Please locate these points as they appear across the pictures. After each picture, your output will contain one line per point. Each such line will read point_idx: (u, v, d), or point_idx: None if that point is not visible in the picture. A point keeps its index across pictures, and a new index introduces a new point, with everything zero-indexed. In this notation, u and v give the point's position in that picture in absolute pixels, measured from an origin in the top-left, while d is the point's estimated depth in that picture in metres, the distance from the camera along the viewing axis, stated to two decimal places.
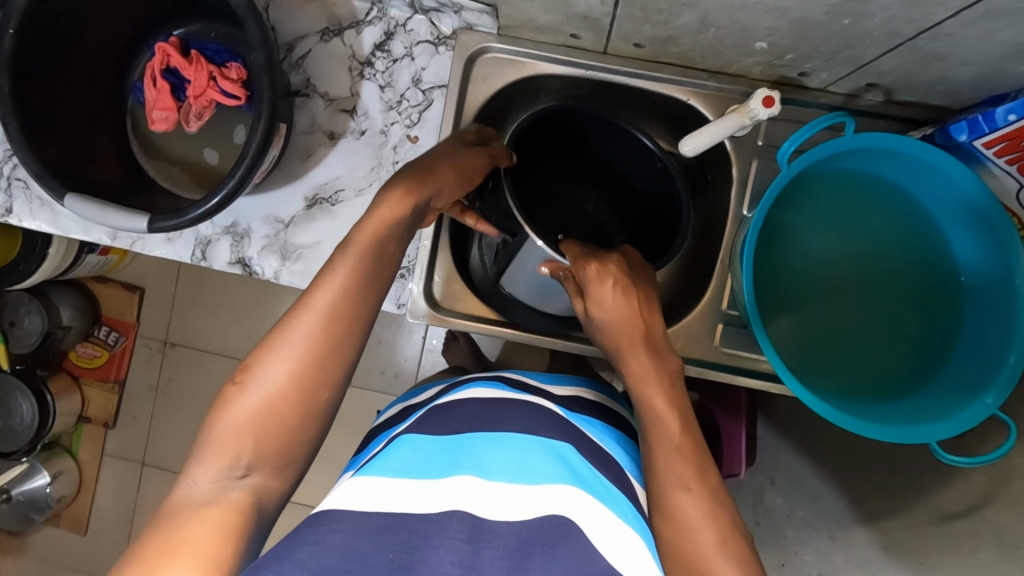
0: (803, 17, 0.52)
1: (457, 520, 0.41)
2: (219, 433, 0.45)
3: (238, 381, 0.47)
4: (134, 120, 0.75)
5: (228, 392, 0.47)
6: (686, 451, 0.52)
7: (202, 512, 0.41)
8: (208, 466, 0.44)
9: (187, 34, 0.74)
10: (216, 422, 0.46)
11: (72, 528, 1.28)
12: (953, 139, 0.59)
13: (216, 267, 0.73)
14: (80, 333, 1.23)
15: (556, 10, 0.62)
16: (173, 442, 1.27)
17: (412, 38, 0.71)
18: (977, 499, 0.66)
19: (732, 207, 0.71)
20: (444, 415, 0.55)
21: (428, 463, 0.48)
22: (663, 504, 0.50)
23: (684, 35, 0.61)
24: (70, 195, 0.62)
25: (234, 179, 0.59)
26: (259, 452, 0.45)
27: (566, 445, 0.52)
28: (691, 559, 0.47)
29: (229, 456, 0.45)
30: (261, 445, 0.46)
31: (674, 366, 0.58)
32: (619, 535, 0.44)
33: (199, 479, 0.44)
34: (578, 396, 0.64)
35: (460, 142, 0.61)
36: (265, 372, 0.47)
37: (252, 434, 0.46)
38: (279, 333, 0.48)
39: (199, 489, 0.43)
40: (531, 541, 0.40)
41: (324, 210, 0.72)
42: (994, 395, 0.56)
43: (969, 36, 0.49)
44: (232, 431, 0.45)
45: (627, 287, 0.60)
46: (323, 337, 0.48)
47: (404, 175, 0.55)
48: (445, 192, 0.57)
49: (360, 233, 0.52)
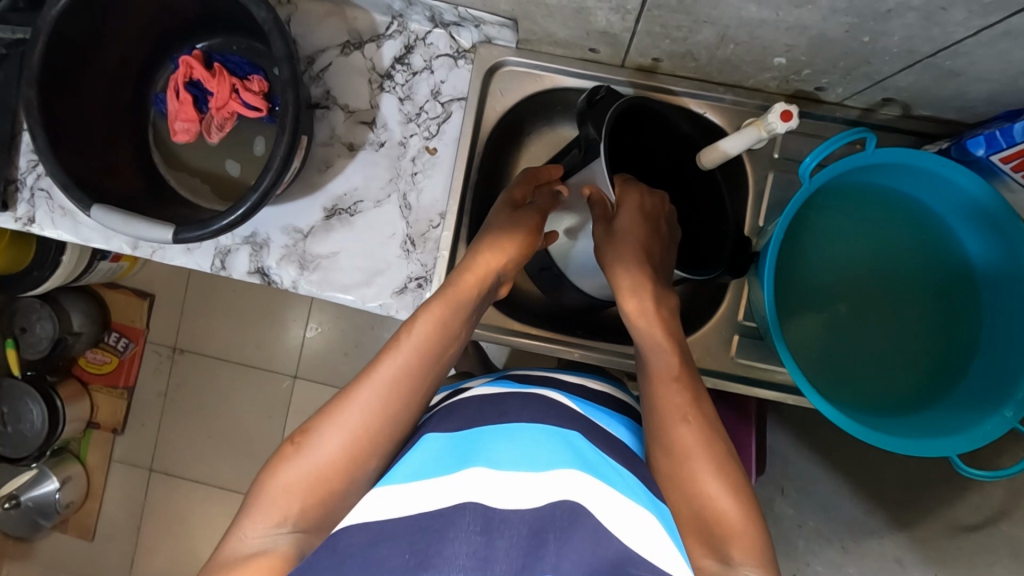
0: (822, 35, 0.53)
1: (468, 512, 0.42)
2: (270, 491, 0.47)
3: (294, 441, 0.49)
4: (157, 131, 0.76)
5: (284, 451, 0.49)
6: (682, 383, 0.56)
7: (250, 564, 0.43)
8: (257, 523, 0.45)
9: (210, 47, 0.75)
10: (269, 479, 0.48)
11: (79, 534, 1.28)
12: (970, 154, 0.60)
13: (235, 277, 0.74)
14: (90, 339, 1.24)
15: (576, 26, 0.62)
16: (181, 449, 1.27)
17: (432, 51, 0.72)
18: (991, 512, 0.67)
19: (748, 219, 0.72)
20: (448, 415, 0.55)
21: (443, 459, 0.48)
22: (664, 437, 0.52)
23: (702, 51, 0.61)
24: (94, 206, 0.63)
25: (258, 191, 0.59)
26: (308, 509, 0.47)
27: (573, 431, 0.51)
28: (691, 490, 0.49)
29: (278, 513, 0.46)
30: (311, 506, 0.47)
31: (672, 303, 0.64)
32: (630, 514, 0.44)
33: (246, 539, 0.45)
34: (585, 384, 0.65)
35: (512, 208, 0.66)
36: (321, 433, 0.49)
37: (299, 492, 0.47)
38: (337, 405, 0.51)
39: (248, 544, 0.45)
40: (543, 526, 0.42)
41: (342, 221, 0.73)
42: (1013, 409, 0.57)
43: (986, 55, 0.50)
44: (279, 491, 0.47)
45: (651, 217, 0.63)
46: (381, 413, 0.51)
47: (488, 248, 0.63)
48: (509, 263, 0.64)
49: (443, 291, 0.59)
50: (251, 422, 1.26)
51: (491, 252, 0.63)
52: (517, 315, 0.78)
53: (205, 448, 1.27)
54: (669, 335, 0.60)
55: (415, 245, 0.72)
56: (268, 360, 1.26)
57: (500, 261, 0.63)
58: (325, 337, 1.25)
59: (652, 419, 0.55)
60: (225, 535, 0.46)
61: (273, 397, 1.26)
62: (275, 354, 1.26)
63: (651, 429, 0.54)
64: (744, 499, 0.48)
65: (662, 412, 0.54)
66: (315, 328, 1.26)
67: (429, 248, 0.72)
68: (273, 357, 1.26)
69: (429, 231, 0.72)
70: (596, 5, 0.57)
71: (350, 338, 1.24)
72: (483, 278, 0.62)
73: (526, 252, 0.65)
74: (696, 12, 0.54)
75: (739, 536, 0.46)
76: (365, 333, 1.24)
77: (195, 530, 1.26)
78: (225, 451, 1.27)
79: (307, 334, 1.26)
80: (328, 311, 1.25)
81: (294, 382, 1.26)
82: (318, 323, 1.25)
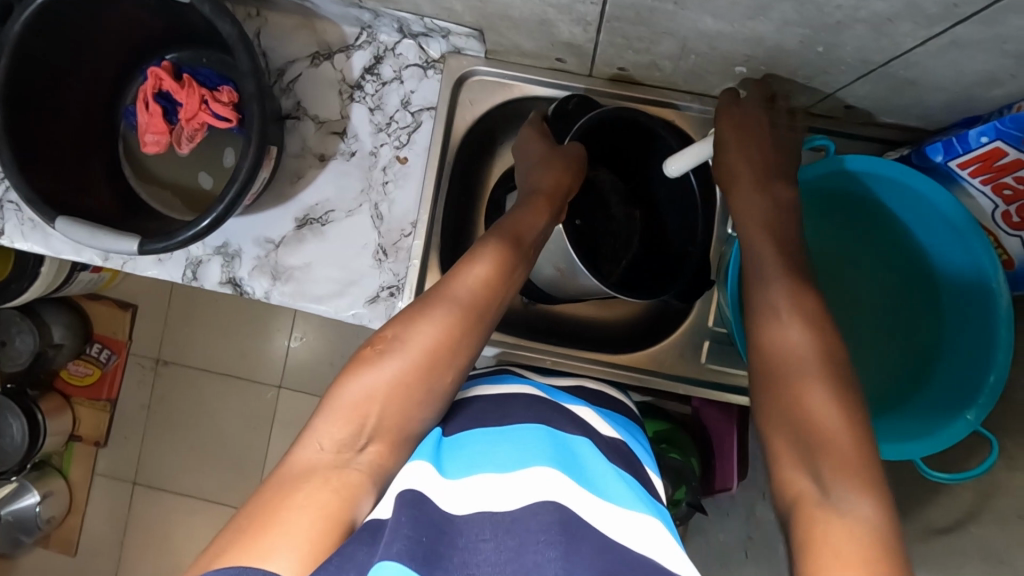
0: (778, 45, 0.54)
1: (479, 521, 0.41)
2: (349, 399, 0.48)
3: (375, 346, 0.51)
4: (127, 143, 0.76)
5: (366, 355, 0.51)
6: (815, 356, 0.49)
7: (322, 484, 0.43)
8: (335, 434, 0.47)
9: (180, 59, 0.75)
10: (346, 385, 0.49)
11: (61, 549, 1.26)
12: (929, 160, 0.62)
13: (208, 287, 0.74)
14: (71, 352, 1.23)
15: (541, 37, 0.63)
16: (164, 462, 1.26)
17: (401, 62, 0.72)
18: (961, 514, 0.68)
19: (717, 227, 0.74)
20: (453, 417, 0.55)
21: (449, 462, 0.48)
22: (788, 387, 0.49)
23: (665, 61, 0.62)
24: (60, 218, 0.63)
25: (224, 203, 0.59)
26: (382, 424, 0.48)
27: (570, 436, 0.51)
28: (804, 425, 0.47)
29: (353, 426, 0.47)
30: (388, 417, 0.48)
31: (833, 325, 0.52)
32: (628, 522, 0.43)
33: (324, 443, 0.46)
34: (580, 384, 0.65)
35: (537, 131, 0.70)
36: (398, 343, 0.51)
37: (378, 400, 0.48)
38: (420, 309, 0.54)
39: (320, 457, 0.45)
40: (549, 525, 0.40)
41: (314, 231, 0.73)
42: (975, 412, 0.58)
43: (938, 64, 0.51)
44: (359, 397, 0.48)
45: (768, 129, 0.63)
46: (460, 325, 0.53)
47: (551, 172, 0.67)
48: (569, 182, 0.67)
49: (508, 223, 0.63)
50: (236, 434, 1.25)
51: (481, 264, 0.57)
52: None
53: (190, 459, 1.26)
54: (790, 269, 0.55)
55: (387, 254, 0.72)
56: (253, 370, 1.26)
57: (498, 267, 0.58)
58: (309, 348, 1.25)
59: (767, 368, 0.51)
60: (292, 447, 0.47)
61: (258, 408, 1.25)
62: (259, 364, 1.26)
63: (759, 385, 0.51)
64: (859, 431, 0.45)
65: (795, 369, 0.49)
66: (299, 338, 1.25)
67: (401, 258, 0.72)
68: (257, 367, 1.26)
69: (401, 241, 0.73)
70: (557, 17, 0.57)
71: (335, 348, 1.24)
72: (552, 203, 0.66)
73: (521, 254, 0.61)
74: (654, 24, 0.55)
75: (850, 468, 0.43)
76: (349, 343, 1.24)
77: (181, 544, 1.25)
78: (209, 463, 1.26)
79: (291, 344, 1.25)
80: (312, 323, 1.24)
81: (278, 393, 1.25)
82: (303, 333, 1.25)
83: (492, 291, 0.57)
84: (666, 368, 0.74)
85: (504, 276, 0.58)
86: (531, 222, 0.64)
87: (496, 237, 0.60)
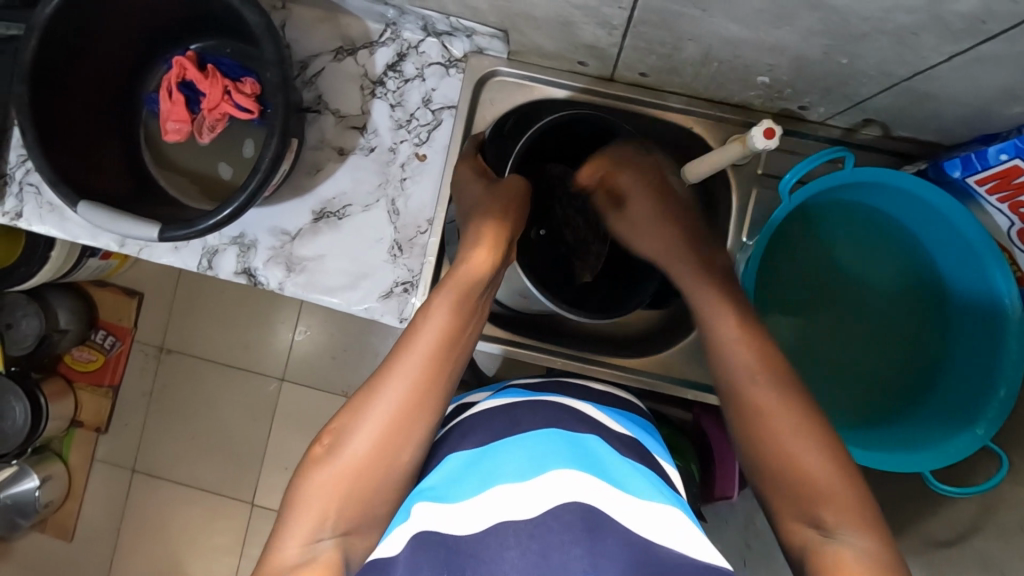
0: (802, 55, 0.54)
1: (502, 530, 0.41)
2: (308, 495, 0.48)
3: (321, 443, 0.51)
4: (148, 130, 0.76)
5: (313, 456, 0.50)
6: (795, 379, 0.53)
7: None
8: (299, 532, 0.47)
9: (203, 49, 0.76)
10: (302, 484, 0.49)
11: (57, 535, 1.26)
12: (947, 174, 0.63)
13: (222, 276, 0.74)
14: (76, 337, 1.23)
15: (563, 38, 0.63)
16: (164, 450, 1.27)
17: (424, 60, 0.73)
18: (965, 528, 0.67)
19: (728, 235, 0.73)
20: (467, 432, 0.55)
21: (466, 477, 0.48)
22: (790, 411, 0.51)
23: (687, 67, 0.63)
24: (82, 202, 0.63)
25: (246, 192, 0.60)
26: (345, 508, 0.48)
27: (583, 438, 0.51)
28: (816, 439, 0.48)
29: (316, 518, 0.47)
30: (350, 500, 0.48)
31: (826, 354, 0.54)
32: (650, 512, 0.43)
33: (293, 538, 0.46)
34: (586, 386, 0.65)
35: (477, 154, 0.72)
36: (344, 432, 0.51)
37: (337, 490, 0.48)
38: (363, 393, 0.52)
39: (290, 555, 0.46)
40: (572, 530, 0.40)
41: (330, 224, 0.73)
42: (985, 426, 0.59)
43: (958, 79, 0.51)
44: (316, 492, 0.48)
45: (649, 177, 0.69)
46: (412, 389, 0.52)
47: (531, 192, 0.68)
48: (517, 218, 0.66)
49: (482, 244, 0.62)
50: (236, 425, 1.26)
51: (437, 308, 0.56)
52: (502, 323, 0.77)
53: (189, 449, 1.26)
54: None
55: (402, 250, 0.73)
56: (257, 362, 1.26)
57: (455, 309, 0.56)
58: (314, 341, 1.25)
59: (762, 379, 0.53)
60: (266, 550, 0.47)
61: (259, 400, 1.25)
62: (262, 356, 1.26)
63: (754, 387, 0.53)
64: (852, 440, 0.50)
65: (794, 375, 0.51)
66: (304, 331, 1.25)
67: (416, 253, 0.73)
68: (260, 359, 1.26)
69: (417, 237, 0.73)
70: (582, 19, 0.58)
71: (338, 342, 1.24)
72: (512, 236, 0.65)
73: (483, 291, 0.59)
74: (678, 29, 0.55)
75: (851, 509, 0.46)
76: (354, 338, 1.24)
77: (178, 534, 1.25)
78: (209, 453, 1.26)
79: (296, 337, 1.26)
80: (317, 316, 1.25)
81: (281, 385, 1.25)
82: (308, 325, 1.25)
83: (449, 341, 0.55)
84: (674, 372, 0.75)
85: (460, 319, 0.56)
86: (498, 247, 0.62)
87: (468, 266, 0.59)
